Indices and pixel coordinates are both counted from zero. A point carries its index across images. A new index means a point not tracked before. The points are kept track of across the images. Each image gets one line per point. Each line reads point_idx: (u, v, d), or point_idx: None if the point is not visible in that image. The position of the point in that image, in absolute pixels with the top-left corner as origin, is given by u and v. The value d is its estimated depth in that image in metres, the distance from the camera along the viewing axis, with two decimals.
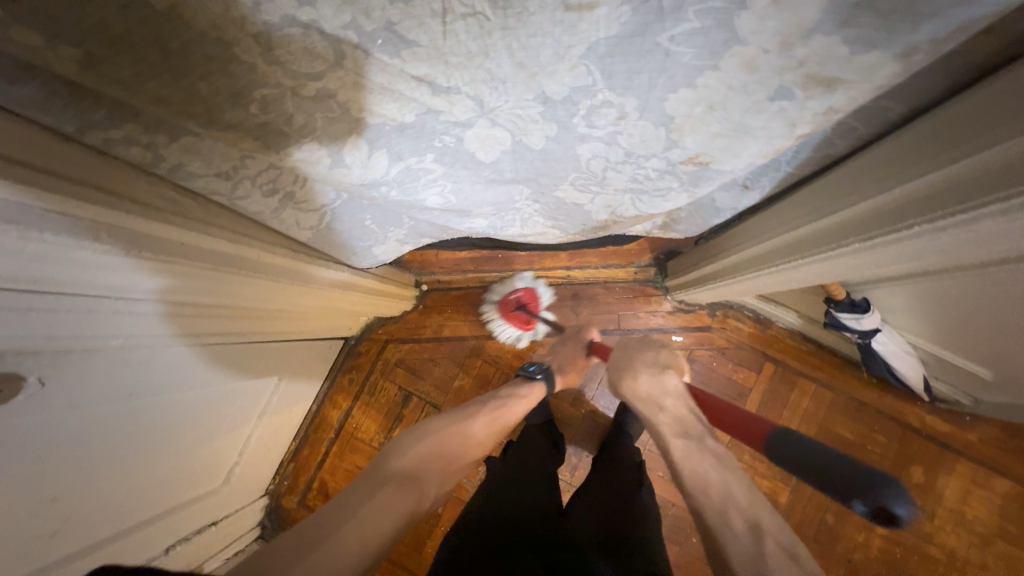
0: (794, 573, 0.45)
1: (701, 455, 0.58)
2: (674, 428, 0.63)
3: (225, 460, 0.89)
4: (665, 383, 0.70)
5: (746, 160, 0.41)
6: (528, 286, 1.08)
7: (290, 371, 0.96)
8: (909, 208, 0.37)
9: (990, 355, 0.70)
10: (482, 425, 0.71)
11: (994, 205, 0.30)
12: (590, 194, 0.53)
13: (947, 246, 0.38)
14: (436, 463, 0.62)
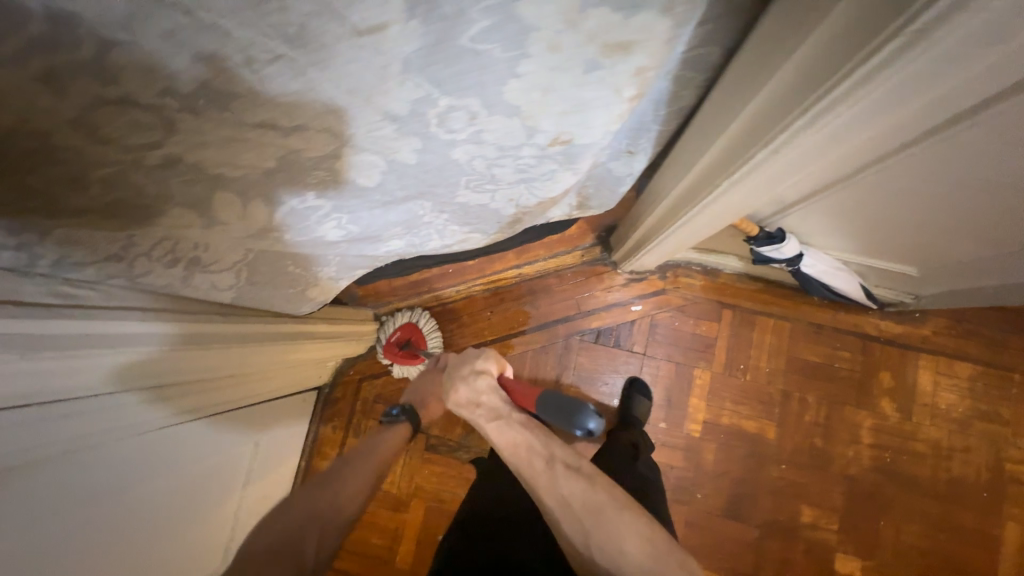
0: (575, 483, 0.59)
1: (509, 427, 0.65)
2: (489, 415, 0.67)
3: (222, 535, 0.85)
4: (478, 386, 0.70)
5: (601, 129, 0.42)
6: (403, 325, 1.11)
7: (265, 432, 0.95)
8: (749, 138, 0.40)
9: (908, 248, 0.75)
10: (362, 474, 0.65)
11: (796, 122, 0.34)
12: (487, 192, 0.55)
13: (800, 161, 0.41)
14: (313, 528, 0.55)
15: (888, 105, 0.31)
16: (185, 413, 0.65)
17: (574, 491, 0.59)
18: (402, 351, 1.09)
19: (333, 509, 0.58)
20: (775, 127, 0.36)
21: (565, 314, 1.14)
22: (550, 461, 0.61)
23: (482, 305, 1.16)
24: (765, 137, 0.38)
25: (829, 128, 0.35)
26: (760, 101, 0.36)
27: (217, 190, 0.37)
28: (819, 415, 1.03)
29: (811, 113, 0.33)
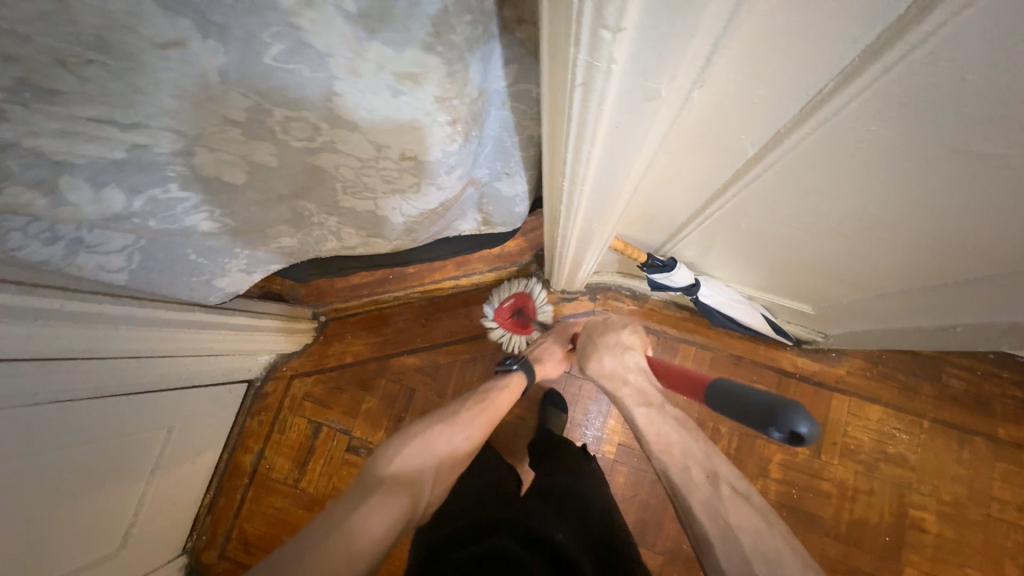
0: (745, 515, 0.60)
1: (660, 417, 0.68)
2: (638, 398, 0.71)
3: (122, 523, 0.86)
4: (626, 360, 0.74)
5: (440, 148, 0.46)
6: (518, 292, 1.10)
7: (183, 418, 0.94)
8: (556, 171, 0.44)
9: (797, 282, 0.78)
10: (475, 422, 0.78)
11: (568, 154, 0.37)
12: (367, 201, 0.59)
13: (610, 197, 0.44)
14: (427, 466, 0.68)
15: (628, 152, 0.34)
16: (77, 390, 0.67)
17: (746, 524, 0.59)
18: (514, 319, 1.11)
19: (447, 453, 0.72)
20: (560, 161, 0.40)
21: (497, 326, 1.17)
22: (714, 478, 0.63)
23: (419, 312, 1.21)
24: (561, 173, 0.42)
25: (597, 167, 0.37)
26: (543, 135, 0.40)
27: (63, 174, 0.41)
28: (731, 445, 1.05)
29: (569, 148, 0.35)
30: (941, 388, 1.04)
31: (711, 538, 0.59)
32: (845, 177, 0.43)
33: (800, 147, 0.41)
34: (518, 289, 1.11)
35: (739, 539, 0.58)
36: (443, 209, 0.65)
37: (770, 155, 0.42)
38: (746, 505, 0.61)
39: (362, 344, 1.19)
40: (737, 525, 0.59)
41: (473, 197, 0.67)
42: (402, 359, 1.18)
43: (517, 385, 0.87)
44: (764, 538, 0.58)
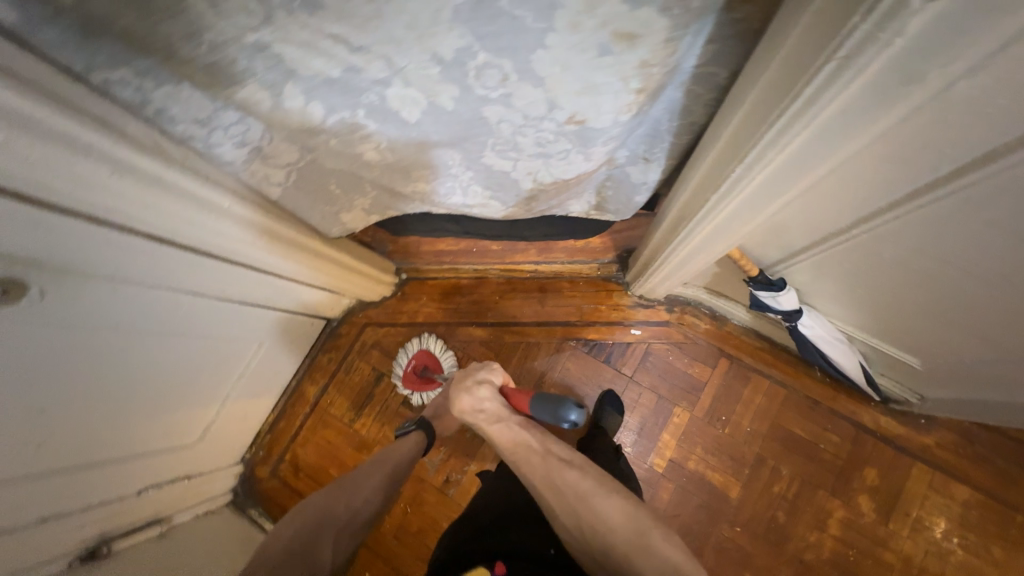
0: (571, 472, 0.65)
1: (509, 428, 0.72)
2: (490, 418, 0.75)
3: (201, 420, 0.98)
4: (479, 396, 0.77)
5: (609, 116, 0.48)
6: (415, 353, 1.18)
7: (273, 337, 1.06)
8: (735, 150, 0.46)
9: (909, 334, 0.74)
10: (374, 474, 0.74)
11: (778, 125, 0.38)
12: (511, 160, 0.62)
13: (783, 179, 0.44)
14: (327, 532, 0.65)
15: (853, 121, 0.34)
16: (207, 288, 0.78)
17: (572, 479, 0.65)
18: (421, 377, 1.17)
19: (349, 518, 0.68)
20: (754, 137, 0.42)
21: (565, 317, 1.18)
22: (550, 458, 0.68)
23: (493, 289, 1.22)
24: (744, 155, 0.44)
25: (797, 146, 0.39)
26: (745, 110, 0.42)
27: (289, 82, 0.46)
28: (788, 489, 1.00)
29: (788, 111, 0.36)
30: None
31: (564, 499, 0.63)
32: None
33: (1000, 177, 0.40)
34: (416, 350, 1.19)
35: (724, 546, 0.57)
36: (575, 183, 0.67)
37: (967, 176, 0.41)
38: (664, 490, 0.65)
39: (435, 308, 1.23)
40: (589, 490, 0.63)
41: (602, 177, 0.68)
42: (470, 330, 1.21)
43: (417, 439, 0.83)
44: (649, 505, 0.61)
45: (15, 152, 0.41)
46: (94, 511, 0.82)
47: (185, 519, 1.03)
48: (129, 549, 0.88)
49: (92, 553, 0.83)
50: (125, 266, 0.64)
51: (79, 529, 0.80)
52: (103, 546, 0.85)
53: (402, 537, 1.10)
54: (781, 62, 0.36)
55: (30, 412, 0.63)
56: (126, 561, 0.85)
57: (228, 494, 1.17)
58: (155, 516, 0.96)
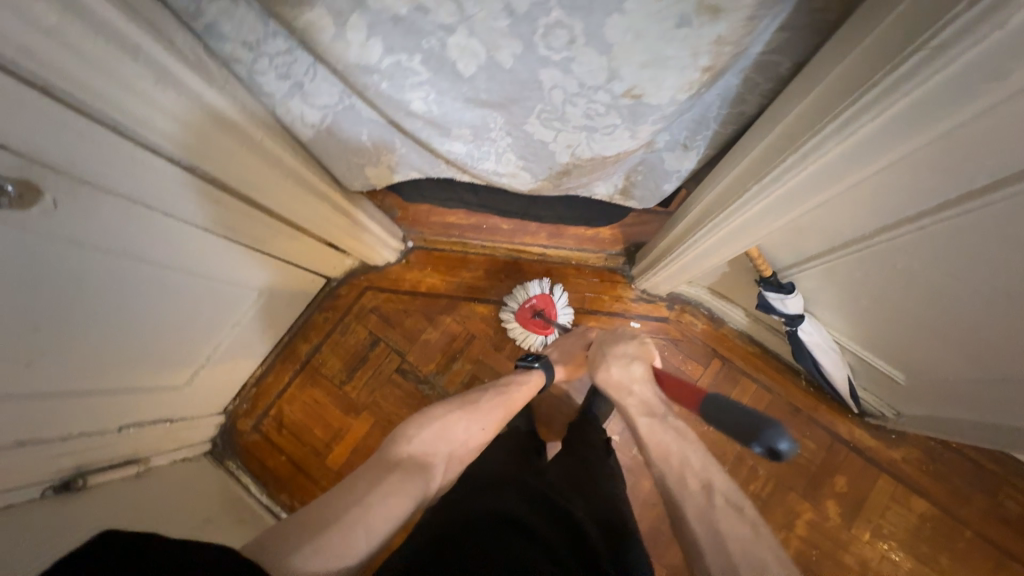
0: (736, 523, 0.61)
1: (660, 428, 0.73)
2: (640, 409, 0.77)
3: (193, 361, 0.96)
4: (632, 371, 0.82)
5: (668, 93, 0.49)
6: (541, 293, 1.12)
7: (272, 289, 1.03)
8: (786, 139, 0.48)
9: (899, 349, 0.78)
10: (486, 410, 0.80)
11: (851, 108, 0.40)
12: (554, 131, 0.62)
13: (832, 169, 0.46)
14: (441, 451, 0.73)
15: (937, 108, 0.36)
16: (217, 223, 0.76)
17: (736, 529, 0.60)
18: (535, 318, 1.12)
19: (462, 444, 0.76)
20: (816, 123, 0.44)
21: (568, 303, 1.19)
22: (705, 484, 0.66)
23: (500, 267, 1.21)
24: (799, 143, 0.46)
25: (868, 134, 0.41)
26: (810, 99, 0.44)
27: (356, 13, 0.47)
28: (763, 488, 1.05)
29: (876, 87, 0.37)
30: (993, 506, 1.00)
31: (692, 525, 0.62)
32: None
33: None
34: (538, 289, 1.13)
35: (732, 538, 0.59)
36: (611, 163, 0.67)
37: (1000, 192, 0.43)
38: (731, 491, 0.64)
39: (438, 279, 1.22)
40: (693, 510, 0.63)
41: (636, 161, 0.69)
42: (471, 305, 1.21)
43: (536, 382, 0.89)
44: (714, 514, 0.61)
45: (59, 37, 0.41)
46: (74, 441, 0.80)
47: (162, 463, 1.00)
48: (104, 486, 0.85)
49: (65, 485, 0.80)
50: (139, 188, 0.61)
51: (55, 460, 0.77)
52: (78, 480, 0.82)
53: None
54: (870, 47, 0.37)
55: (24, 329, 0.60)
56: (99, 497, 0.82)
57: (207, 443, 1.14)
58: (133, 456, 0.93)
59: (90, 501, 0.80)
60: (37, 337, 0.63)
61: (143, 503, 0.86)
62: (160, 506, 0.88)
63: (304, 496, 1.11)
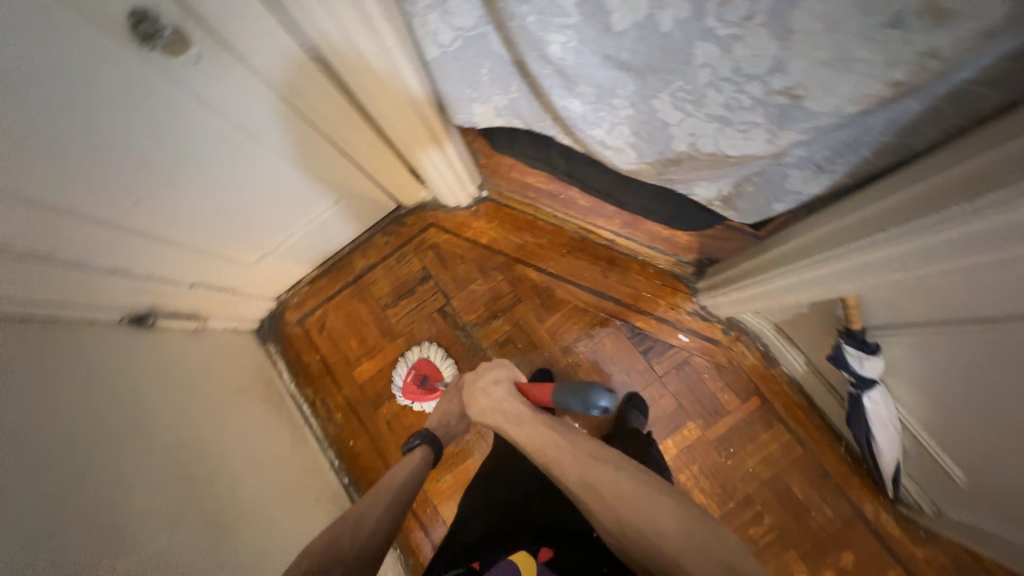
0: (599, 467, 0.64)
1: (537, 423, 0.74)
2: (513, 419, 0.78)
3: (265, 243, 1.02)
4: (495, 394, 0.83)
5: (834, 101, 0.44)
6: (415, 362, 1.14)
7: (348, 199, 1.05)
8: (953, 191, 0.42)
9: (974, 453, 0.70)
10: (376, 500, 0.72)
11: None
12: (683, 114, 0.58)
13: (989, 238, 0.40)
14: (342, 556, 0.61)
15: None
16: (322, 121, 0.77)
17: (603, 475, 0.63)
18: (420, 387, 1.12)
19: (371, 524, 0.68)
20: (1001, 180, 0.37)
21: (621, 297, 1.15)
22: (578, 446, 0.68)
23: (564, 242, 1.19)
24: (968, 199, 0.40)
25: None
26: (1000, 152, 0.37)
27: None
28: (763, 537, 1.01)
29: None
30: None
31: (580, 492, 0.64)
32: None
33: None
34: (417, 358, 1.15)
35: (602, 491, 0.62)
36: (730, 165, 0.62)
37: None
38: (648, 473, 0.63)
39: (500, 236, 1.21)
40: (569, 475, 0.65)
41: (755, 170, 0.64)
42: (524, 270, 1.19)
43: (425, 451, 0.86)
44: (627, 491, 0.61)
45: None
46: (154, 283, 0.86)
47: (218, 327, 1.07)
48: (167, 330, 0.93)
49: (138, 318, 0.87)
50: (264, 64, 0.63)
51: (135, 293, 0.84)
52: (150, 317, 0.89)
53: (393, 426, 1.14)
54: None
55: (140, 168, 0.66)
56: (160, 341, 0.90)
57: (256, 322, 1.21)
58: (195, 312, 0.99)
59: (151, 342, 0.87)
60: (145, 179, 0.68)
61: (186, 355, 0.94)
62: (200, 364, 0.95)
63: (325, 397, 1.17)
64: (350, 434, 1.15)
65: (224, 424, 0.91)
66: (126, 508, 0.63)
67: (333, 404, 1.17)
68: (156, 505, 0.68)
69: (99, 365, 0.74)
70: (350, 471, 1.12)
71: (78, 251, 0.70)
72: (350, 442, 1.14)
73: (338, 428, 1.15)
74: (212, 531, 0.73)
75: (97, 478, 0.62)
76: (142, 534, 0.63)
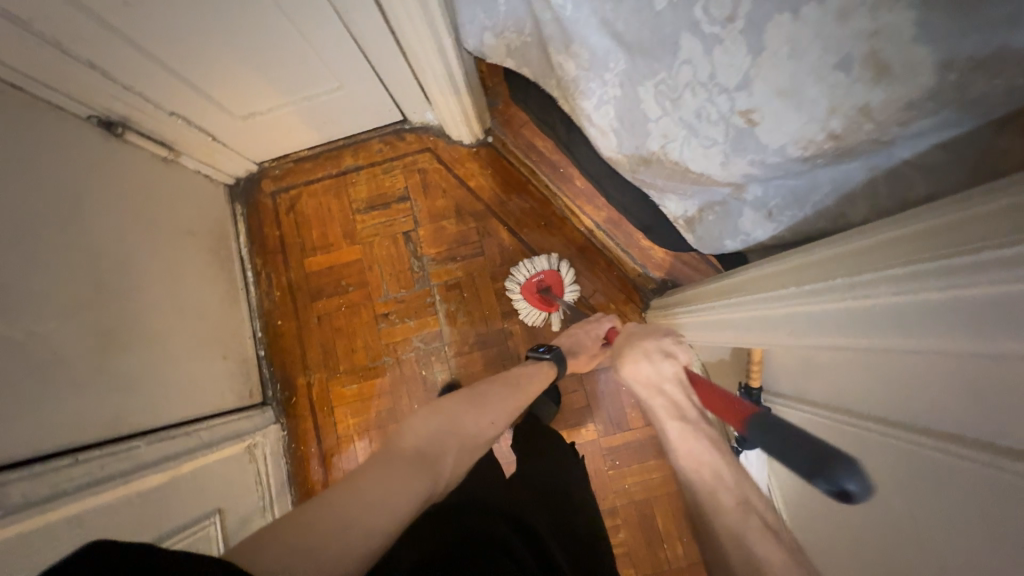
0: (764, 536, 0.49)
1: (695, 435, 0.61)
2: (670, 411, 0.66)
3: (256, 104, 1.00)
4: (663, 369, 0.72)
5: (780, 136, 0.44)
6: (547, 270, 1.09)
7: (354, 91, 1.04)
8: (847, 263, 0.42)
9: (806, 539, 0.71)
10: (498, 404, 0.77)
11: (920, 264, 0.34)
12: (660, 111, 0.56)
13: (857, 322, 0.41)
14: (449, 448, 0.66)
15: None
16: None
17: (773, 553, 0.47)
18: (543, 294, 1.09)
19: (473, 434, 0.71)
20: (885, 260, 0.37)
21: (578, 286, 1.14)
22: (746, 507, 0.53)
23: (546, 214, 1.17)
24: (852, 271, 0.40)
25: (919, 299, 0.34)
26: (896, 231, 0.38)
27: None
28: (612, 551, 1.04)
29: (956, 260, 0.31)
30: None
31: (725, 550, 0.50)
32: (1003, 545, 0.36)
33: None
34: (548, 265, 1.10)
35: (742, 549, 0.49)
36: (691, 182, 0.61)
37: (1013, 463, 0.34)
38: (763, 530, 0.50)
39: (487, 185, 1.19)
40: (725, 534, 0.51)
41: (717, 198, 0.63)
42: (497, 226, 1.18)
43: (547, 374, 0.89)
44: (746, 541, 0.49)
45: None
46: (132, 96, 0.87)
47: (190, 167, 1.08)
48: (134, 149, 0.94)
49: (108, 124, 0.89)
50: None
51: (109, 97, 0.85)
52: (120, 127, 0.90)
53: (323, 322, 1.17)
54: (986, 214, 0.31)
55: None
56: (123, 153, 0.91)
57: (232, 180, 1.22)
58: (170, 142, 1.00)
59: (112, 151, 0.89)
60: None
61: (148, 176, 0.96)
62: (157, 193, 0.97)
63: (271, 272, 1.20)
64: (282, 314, 1.18)
65: (158, 256, 0.93)
66: (20, 280, 0.66)
67: (275, 281, 1.19)
68: (53, 292, 0.71)
69: (46, 147, 0.76)
70: (269, 347, 1.16)
71: (54, 29, 0.71)
72: (279, 322, 1.18)
73: (273, 304, 1.18)
74: (102, 340, 0.76)
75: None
76: (29, 311, 0.67)
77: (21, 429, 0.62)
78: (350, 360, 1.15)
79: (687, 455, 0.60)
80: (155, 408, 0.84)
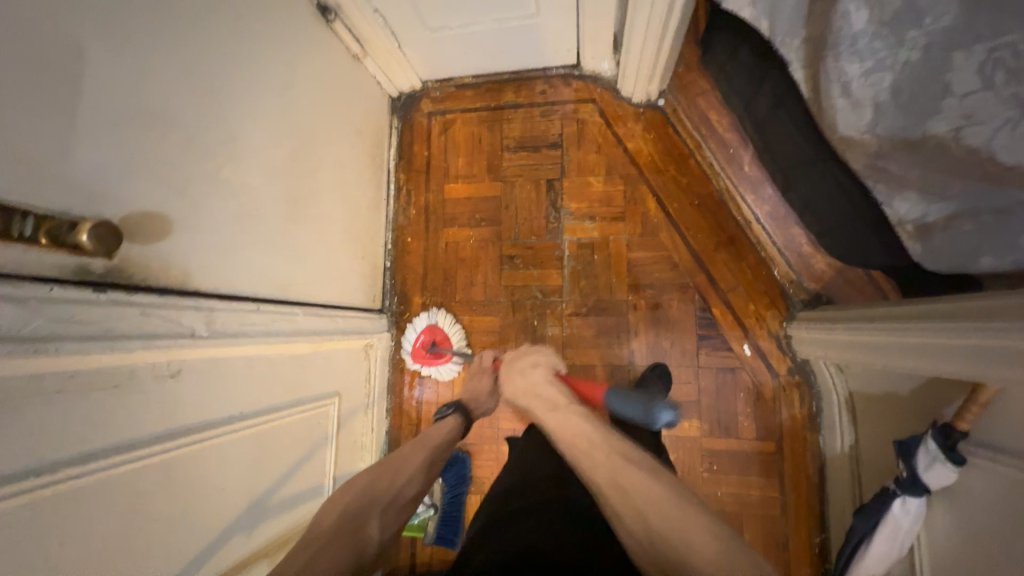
0: (661, 495, 0.53)
1: (570, 415, 0.66)
2: (546, 404, 0.70)
3: (449, 19, 0.99)
4: (533, 376, 0.76)
5: None
6: (426, 327, 1.12)
7: (548, 22, 1.00)
8: None
9: None
10: (404, 453, 0.70)
11: None
12: (979, 85, 0.49)
13: None
14: (372, 507, 0.60)
15: None
16: None
17: (654, 499, 0.52)
18: (429, 353, 1.10)
19: (395, 491, 0.64)
20: None
21: (717, 277, 1.07)
22: (613, 454, 0.59)
23: (702, 195, 1.09)
24: None
25: None
26: None
27: None
28: None
29: None
30: None
31: (608, 499, 0.55)
32: None
33: None
34: (417, 329, 1.13)
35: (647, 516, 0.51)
36: (978, 178, 0.53)
37: None
38: (630, 467, 0.57)
39: (646, 150, 1.13)
40: (605, 484, 0.56)
41: (996, 205, 0.53)
42: (646, 195, 1.12)
43: (450, 423, 0.81)
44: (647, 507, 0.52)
45: None
46: None
47: (369, 70, 1.11)
48: (336, 40, 0.97)
49: (324, 9, 0.91)
50: None
51: None
52: (331, 14, 0.93)
53: (449, 249, 1.19)
54: None
55: None
56: (329, 40, 0.94)
57: (396, 93, 1.25)
58: (361, 40, 1.02)
59: (323, 35, 0.92)
60: None
61: (341, 69, 0.98)
62: (343, 87, 0.99)
63: (411, 190, 1.23)
64: (412, 232, 1.21)
65: (335, 146, 0.96)
66: (252, 131, 0.70)
67: (413, 200, 1.22)
68: (269, 150, 0.74)
69: (286, 15, 0.79)
70: (396, 260, 1.21)
71: None
72: (408, 240, 1.21)
73: (406, 221, 1.22)
74: (290, 209, 0.80)
75: (244, 94, 0.68)
76: (248, 161, 0.69)
77: (223, 268, 0.65)
78: (467, 292, 1.16)
79: (569, 436, 0.63)
80: (315, 286, 0.88)
